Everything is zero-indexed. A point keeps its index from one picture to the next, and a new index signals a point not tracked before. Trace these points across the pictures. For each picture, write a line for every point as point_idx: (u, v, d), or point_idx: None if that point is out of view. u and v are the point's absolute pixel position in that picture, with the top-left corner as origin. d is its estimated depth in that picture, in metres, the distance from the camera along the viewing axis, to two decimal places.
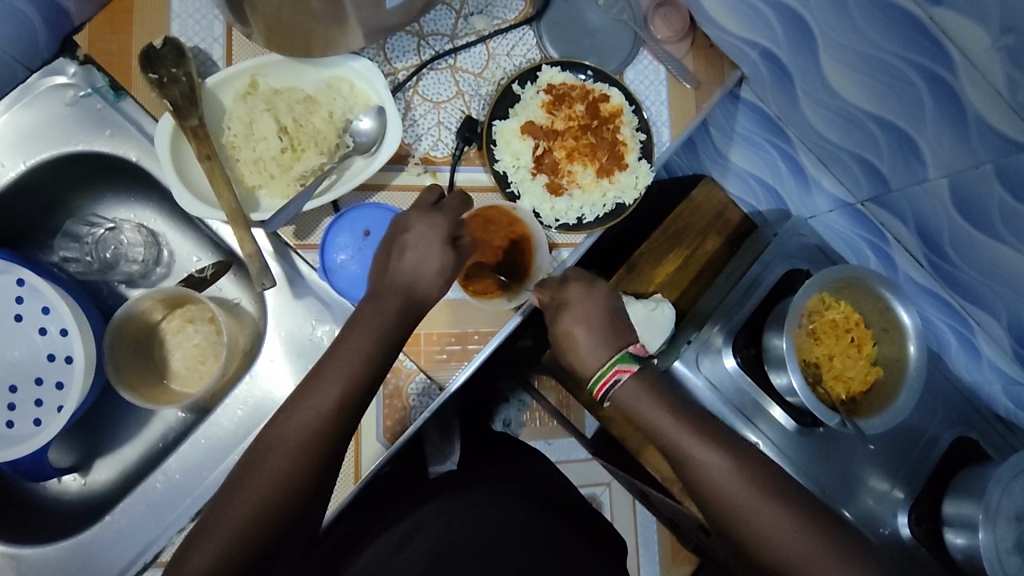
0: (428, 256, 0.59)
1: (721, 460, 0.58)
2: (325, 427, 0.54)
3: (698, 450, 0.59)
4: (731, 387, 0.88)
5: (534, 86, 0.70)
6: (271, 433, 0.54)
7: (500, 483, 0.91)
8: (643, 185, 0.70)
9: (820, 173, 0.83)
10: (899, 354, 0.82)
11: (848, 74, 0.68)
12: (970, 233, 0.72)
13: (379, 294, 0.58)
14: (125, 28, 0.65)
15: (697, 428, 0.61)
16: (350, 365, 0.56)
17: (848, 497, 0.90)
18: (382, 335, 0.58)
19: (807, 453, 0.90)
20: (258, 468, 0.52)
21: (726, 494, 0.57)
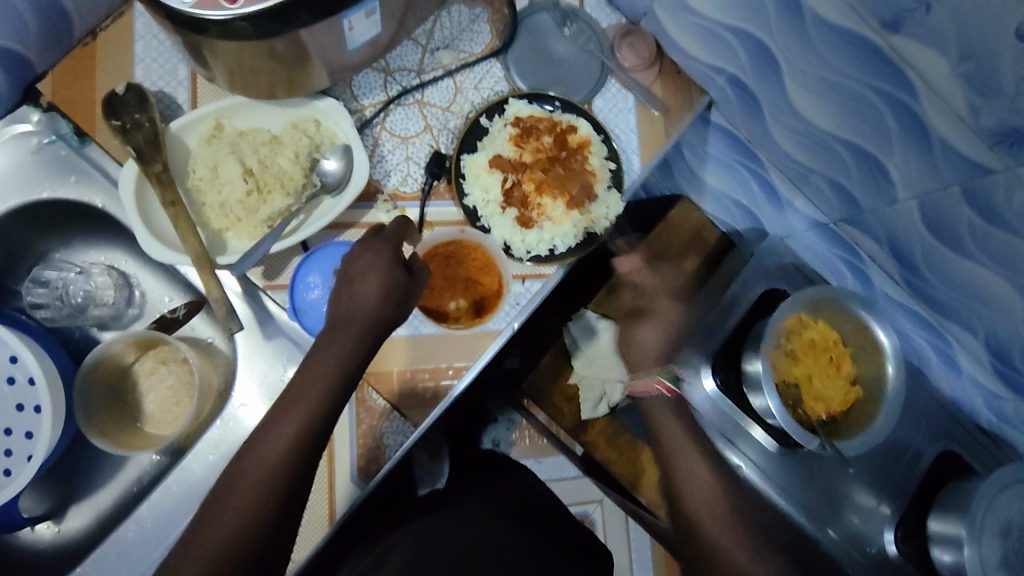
0: (381, 282, 0.58)
1: (706, 472, 0.73)
2: (286, 461, 0.53)
3: (691, 463, 0.74)
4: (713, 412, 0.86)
5: (501, 119, 0.70)
6: (234, 470, 0.54)
7: (484, 503, 0.90)
8: (614, 216, 0.70)
9: (792, 193, 0.84)
10: (878, 373, 0.82)
11: (813, 100, 0.68)
12: (943, 252, 0.72)
13: (336, 325, 0.57)
14: (88, 74, 0.65)
15: (698, 445, 0.76)
16: (308, 397, 0.55)
17: (831, 517, 0.90)
18: (339, 362, 0.56)
19: (787, 471, 0.90)
20: (220, 506, 0.52)
21: (702, 495, 0.70)
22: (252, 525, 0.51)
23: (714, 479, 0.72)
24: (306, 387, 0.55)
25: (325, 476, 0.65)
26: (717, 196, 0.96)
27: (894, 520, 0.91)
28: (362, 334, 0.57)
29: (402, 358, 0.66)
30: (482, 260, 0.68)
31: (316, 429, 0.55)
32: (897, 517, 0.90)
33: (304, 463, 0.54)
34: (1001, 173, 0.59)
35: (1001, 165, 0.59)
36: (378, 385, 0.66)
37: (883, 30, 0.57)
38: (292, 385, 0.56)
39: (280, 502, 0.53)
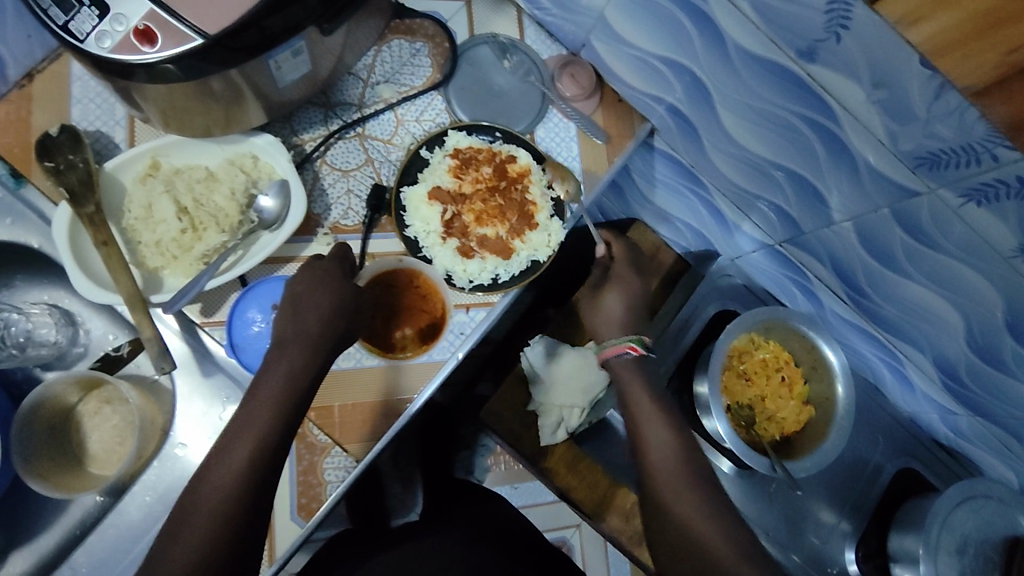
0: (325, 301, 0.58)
1: (671, 440, 0.66)
2: (245, 481, 0.50)
3: (651, 425, 0.67)
4: None
5: (441, 150, 0.71)
6: (187, 498, 0.49)
7: (464, 529, 0.91)
8: (556, 243, 0.70)
9: (739, 217, 0.85)
10: (828, 393, 0.82)
11: (746, 126, 0.70)
12: (882, 272, 0.73)
13: (283, 342, 0.55)
14: (24, 116, 0.65)
15: (662, 409, 0.69)
16: (260, 415, 0.52)
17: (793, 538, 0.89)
18: (290, 380, 0.54)
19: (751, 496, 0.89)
20: (176, 541, 0.47)
21: (662, 467, 0.64)
22: (210, 554, 0.47)
23: (676, 449, 0.65)
24: (260, 407, 0.52)
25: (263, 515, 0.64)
26: (672, 219, 0.97)
27: (855, 540, 0.91)
28: (313, 352, 0.55)
29: (344, 393, 0.66)
30: (425, 286, 0.69)
31: (271, 448, 0.52)
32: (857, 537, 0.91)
33: (266, 481, 0.51)
34: (925, 195, 0.60)
35: (925, 188, 0.60)
36: (322, 421, 0.65)
37: (801, 59, 0.58)
38: (242, 407, 0.53)
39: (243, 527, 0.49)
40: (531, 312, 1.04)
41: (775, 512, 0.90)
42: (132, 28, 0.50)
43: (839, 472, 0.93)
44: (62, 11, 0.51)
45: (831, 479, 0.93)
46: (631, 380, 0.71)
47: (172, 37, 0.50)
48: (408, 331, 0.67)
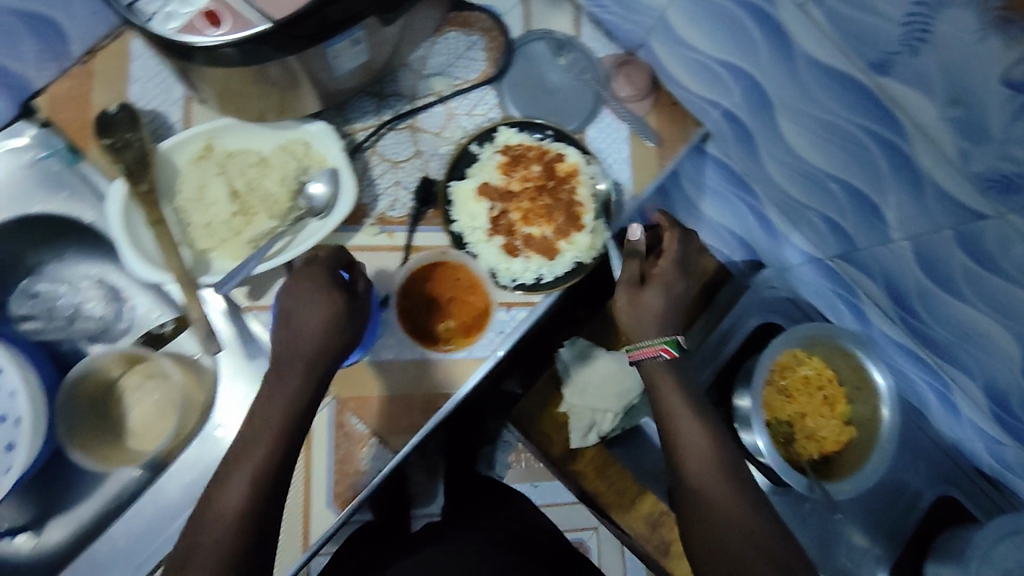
0: (314, 313, 0.56)
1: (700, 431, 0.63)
2: (252, 498, 0.53)
3: (681, 415, 0.64)
4: None
5: (491, 146, 0.70)
6: (195, 522, 0.53)
7: (482, 533, 0.90)
8: (600, 246, 0.70)
9: (789, 228, 0.83)
10: (871, 414, 0.80)
11: (805, 136, 0.68)
12: (938, 295, 0.71)
13: (283, 364, 0.56)
14: (85, 90, 0.65)
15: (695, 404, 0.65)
16: (261, 441, 0.54)
17: (825, 559, 0.88)
18: (288, 405, 0.56)
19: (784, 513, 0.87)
20: (186, 562, 0.51)
21: (695, 457, 0.62)
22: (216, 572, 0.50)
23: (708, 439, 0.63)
24: (261, 427, 0.55)
25: (301, 499, 0.64)
26: (717, 225, 0.95)
27: (888, 564, 0.89)
28: (308, 371, 0.56)
29: (384, 384, 0.66)
30: (466, 279, 0.68)
31: (270, 475, 0.54)
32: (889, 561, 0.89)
33: (269, 502, 0.54)
34: (993, 219, 0.58)
35: (994, 212, 0.57)
36: (360, 411, 0.66)
37: (872, 72, 0.56)
38: (245, 429, 0.55)
39: (254, 542, 0.52)
40: (562, 311, 1.03)
41: (807, 530, 0.88)
42: (199, 12, 0.51)
43: (876, 495, 0.91)
44: None
45: (866, 500, 0.90)
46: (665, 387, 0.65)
47: (237, 23, 0.51)
48: (452, 325, 0.67)
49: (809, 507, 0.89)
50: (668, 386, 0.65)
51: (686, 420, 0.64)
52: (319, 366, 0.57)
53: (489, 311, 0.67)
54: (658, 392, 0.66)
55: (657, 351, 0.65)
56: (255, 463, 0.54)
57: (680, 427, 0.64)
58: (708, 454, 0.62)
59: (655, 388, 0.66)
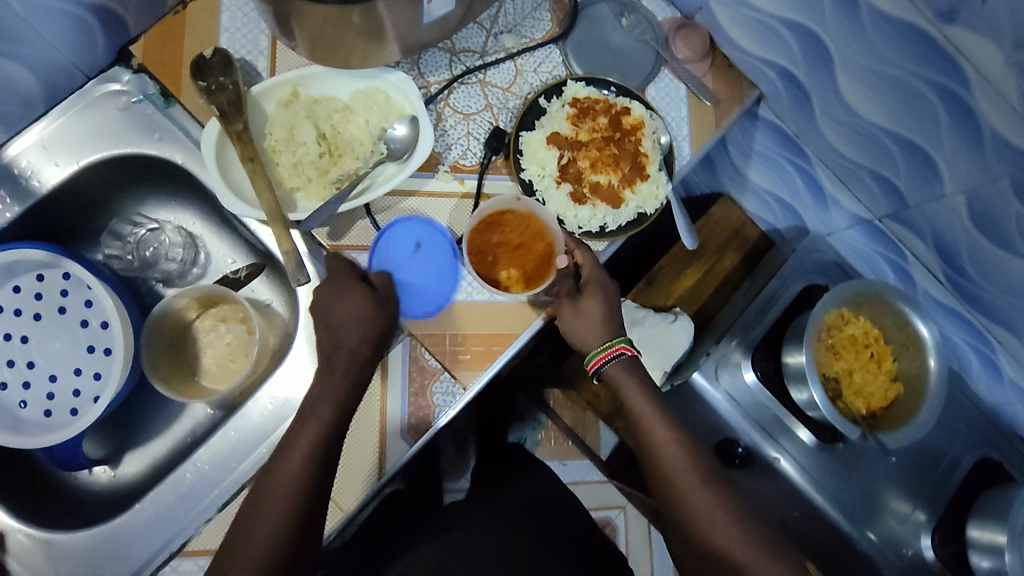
0: (360, 305, 0.63)
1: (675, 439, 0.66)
2: (305, 483, 0.57)
3: (655, 425, 0.66)
4: (749, 401, 0.89)
5: (559, 100, 0.73)
6: (252, 497, 0.57)
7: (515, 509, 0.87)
8: (664, 196, 0.72)
9: (838, 190, 0.86)
10: (919, 370, 0.82)
11: (863, 91, 0.70)
12: (989, 249, 0.73)
13: (338, 350, 0.62)
14: (177, 40, 0.68)
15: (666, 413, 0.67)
16: (319, 417, 0.60)
17: (870, 519, 0.89)
18: (345, 386, 0.62)
19: (827, 470, 0.89)
20: (242, 533, 0.55)
21: (674, 463, 0.64)
22: (274, 538, 0.55)
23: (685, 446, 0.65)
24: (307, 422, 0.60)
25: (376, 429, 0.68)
26: (763, 193, 0.98)
27: (931, 526, 0.89)
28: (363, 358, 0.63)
29: (457, 323, 0.69)
30: (533, 228, 0.69)
31: (325, 450, 0.59)
32: (929, 522, 0.89)
33: (326, 472, 0.58)
34: None
35: None
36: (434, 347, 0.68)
37: (939, 21, 0.59)
38: (301, 413, 0.61)
39: (301, 520, 0.56)
40: None
41: (851, 489, 0.89)
42: None
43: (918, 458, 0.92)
44: None
45: (908, 460, 0.91)
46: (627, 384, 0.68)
47: None
48: (513, 273, 0.68)
49: (851, 467, 0.90)
50: (636, 394, 0.67)
51: (657, 432, 0.66)
52: (355, 366, 0.63)
53: (552, 259, 0.68)
54: (626, 399, 0.68)
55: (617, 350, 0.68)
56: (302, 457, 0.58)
57: (650, 437, 0.66)
58: (689, 461, 0.64)
59: (625, 394, 0.68)
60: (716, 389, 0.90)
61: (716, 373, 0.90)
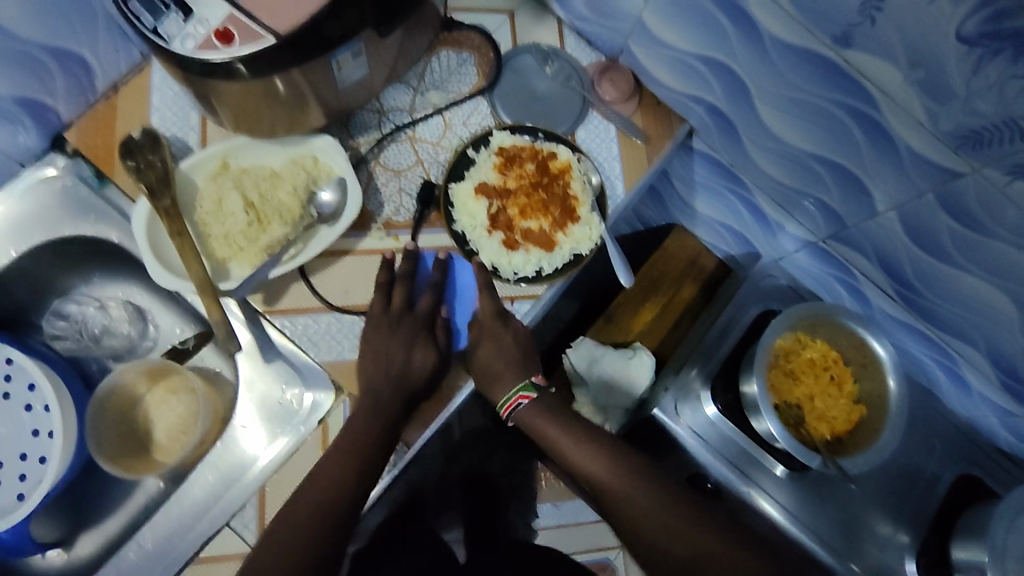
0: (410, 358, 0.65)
1: (602, 461, 0.62)
2: (309, 534, 0.54)
3: (580, 457, 0.63)
4: (715, 436, 0.87)
5: (487, 150, 0.75)
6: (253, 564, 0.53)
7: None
8: (597, 236, 0.73)
9: (780, 215, 0.86)
10: (879, 390, 0.81)
11: (784, 119, 0.71)
12: (930, 263, 0.73)
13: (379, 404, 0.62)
14: (110, 124, 0.71)
15: (588, 435, 0.64)
16: (323, 470, 0.59)
17: (850, 548, 0.86)
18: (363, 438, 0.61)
19: (801, 498, 0.87)
20: None
21: (607, 485, 0.61)
22: None
23: (612, 461, 0.62)
24: (329, 466, 0.59)
25: None
26: (713, 221, 0.98)
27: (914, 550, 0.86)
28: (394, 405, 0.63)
29: None
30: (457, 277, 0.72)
31: (330, 496, 0.57)
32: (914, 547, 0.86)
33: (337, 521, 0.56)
34: (969, 175, 0.60)
35: (968, 168, 0.60)
36: None
37: (836, 47, 0.60)
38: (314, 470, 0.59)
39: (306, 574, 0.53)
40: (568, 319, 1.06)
41: (827, 517, 0.87)
42: (213, 30, 0.55)
43: (895, 479, 0.89)
44: (151, 16, 0.56)
45: (888, 482, 0.88)
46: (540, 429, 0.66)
47: (249, 37, 0.55)
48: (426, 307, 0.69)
49: (829, 496, 0.87)
50: (558, 434, 0.64)
51: (588, 463, 0.62)
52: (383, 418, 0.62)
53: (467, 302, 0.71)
54: (545, 446, 0.65)
55: (517, 400, 0.67)
56: (312, 507, 0.56)
57: (587, 473, 0.62)
58: (624, 475, 0.60)
59: (542, 436, 0.66)
60: (678, 424, 0.89)
61: (677, 408, 0.89)
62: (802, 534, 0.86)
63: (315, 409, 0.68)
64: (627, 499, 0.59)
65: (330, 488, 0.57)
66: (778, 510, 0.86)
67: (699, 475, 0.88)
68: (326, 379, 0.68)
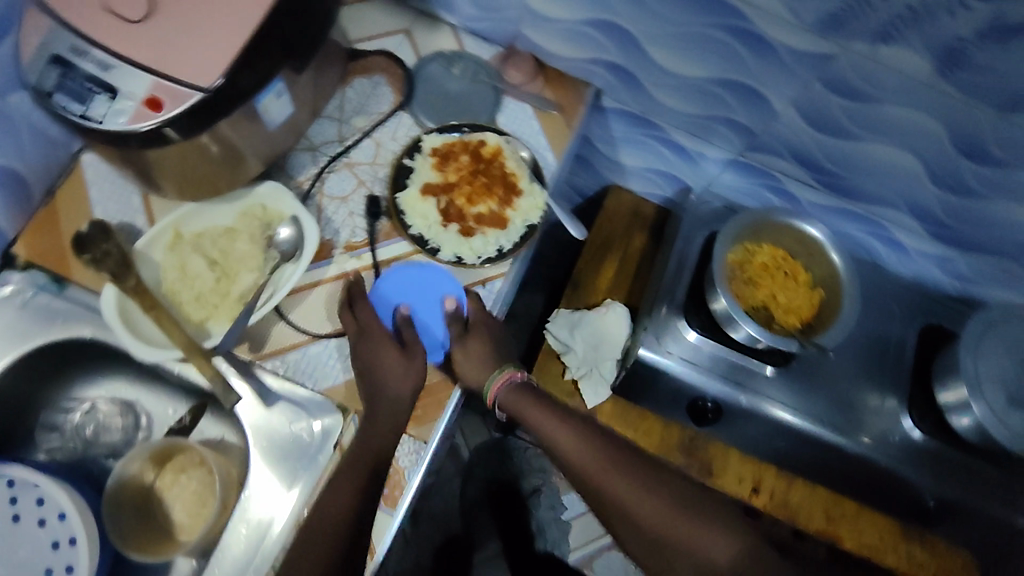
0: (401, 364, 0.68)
1: (583, 444, 0.68)
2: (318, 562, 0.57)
3: (565, 437, 0.68)
4: (704, 357, 0.92)
5: (421, 154, 0.79)
6: None
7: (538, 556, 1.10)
8: (543, 203, 0.78)
9: (698, 145, 0.93)
10: (829, 270, 0.88)
11: (674, 54, 0.78)
12: (837, 143, 0.81)
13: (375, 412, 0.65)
14: (55, 228, 0.72)
15: (570, 420, 0.70)
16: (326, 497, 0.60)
17: (850, 421, 0.92)
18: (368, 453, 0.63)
19: (795, 390, 0.93)
20: None
21: (591, 466, 0.66)
22: None
23: (593, 445, 0.68)
24: (333, 489, 0.61)
25: None
26: (642, 171, 1.05)
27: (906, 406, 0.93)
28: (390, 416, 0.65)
29: None
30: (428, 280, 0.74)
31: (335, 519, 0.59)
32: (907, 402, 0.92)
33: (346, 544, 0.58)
34: (842, 55, 0.68)
35: (839, 49, 0.68)
36: None
37: None
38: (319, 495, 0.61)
39: None
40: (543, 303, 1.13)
41: (822, 400, 0.93)
42: (139, 102, 0.58)
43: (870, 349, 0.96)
44: (79, 104, 0.59)
45: (867, 354, 0.95)
46: (523, 405, 0.71)
47: (174, 98, 0.57)
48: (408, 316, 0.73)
49: (819, 379, 0.94)
50: (548, 424, 0.69)
51: (574, 446, 0.67)
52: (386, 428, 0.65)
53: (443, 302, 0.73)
54: (533, 426, 0.70)
55: (505, 378, 0.72)
56: (323, 531, 0.59)
57: (569, 454, 0.68)
58: (603, 455, 0.67)
59: (528, 419, 0.71)
60: (667, 356, 0.92)
61: (661, 341, 0.92)
62: (805, 422, 0.92)
63: (328, 434, 0.70)
64: (608, 483, 0.65)
65: (333, 511, 0.59)
66: (775, 403, 0.92)
67: (697, 397, 0.94)
68: (330, 404, 0.70)
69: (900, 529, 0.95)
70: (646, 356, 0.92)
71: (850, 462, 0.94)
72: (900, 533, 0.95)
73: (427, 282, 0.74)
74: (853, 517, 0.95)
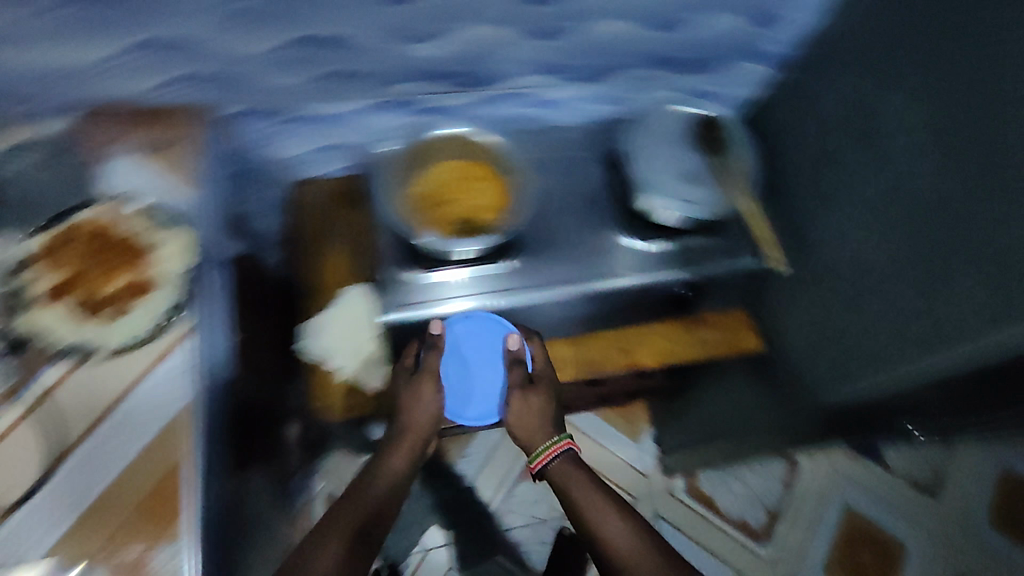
0: (418, 399, 0.86)
1: (630, 541, 0.75)
2: None
3: (612, 528, 0.76)
4: (445, 287, 0.93)
5: (29, 266, 0.69)
6: None
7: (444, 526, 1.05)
8: (190, 244, 0.73)
9: (337, 105, 0.90)
10: (489, 150, 0.94)
11: (237, 41, 0.73)
12: (437, 43, 0.82)
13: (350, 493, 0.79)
14: None
15: (629, 517, 0.78)
16: None
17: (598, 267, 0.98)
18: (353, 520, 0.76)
19: (538, 269, 0.97)
20: None
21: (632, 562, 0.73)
22: None
23: (642, 550, 0.74)
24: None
25: None
26: (315, 152, 0.99)
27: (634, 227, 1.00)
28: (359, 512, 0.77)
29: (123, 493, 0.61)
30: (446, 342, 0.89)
31: None
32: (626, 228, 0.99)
33: None
34: None
35: None
36: (131, 537, 0.60)
37: None
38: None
39: None
40: None
41: (567, 263, 0.98)
42: None
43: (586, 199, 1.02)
44: None
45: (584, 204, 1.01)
46: (569, 477, 0.82)
47: None
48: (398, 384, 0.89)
49: (549, 252, 0.97)
50: (581, 487, 0.80)
51: (614, 531, 0.76)
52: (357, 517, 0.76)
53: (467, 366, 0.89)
54: (574, 490, 0.80)
55: (558, 449, 0.84)
56: None
57: (606, 536, 0.76)
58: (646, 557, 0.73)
59: (573, 485, 0.81)
60: (413, 305, 0.92)
61: (396, 297, 0.92)
62: (563, 289, 0.97)
63: None
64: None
65: None
66: (526, 289, 0.96)
67: None
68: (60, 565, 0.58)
69: (684, 322, 1.06)
70: (394, 318, 0.92)
71: (616, 302, 1.01)
72: (687, 327, 1.06)
73: (473, 331, 0.90)
74: (647, 336, 1.04)
